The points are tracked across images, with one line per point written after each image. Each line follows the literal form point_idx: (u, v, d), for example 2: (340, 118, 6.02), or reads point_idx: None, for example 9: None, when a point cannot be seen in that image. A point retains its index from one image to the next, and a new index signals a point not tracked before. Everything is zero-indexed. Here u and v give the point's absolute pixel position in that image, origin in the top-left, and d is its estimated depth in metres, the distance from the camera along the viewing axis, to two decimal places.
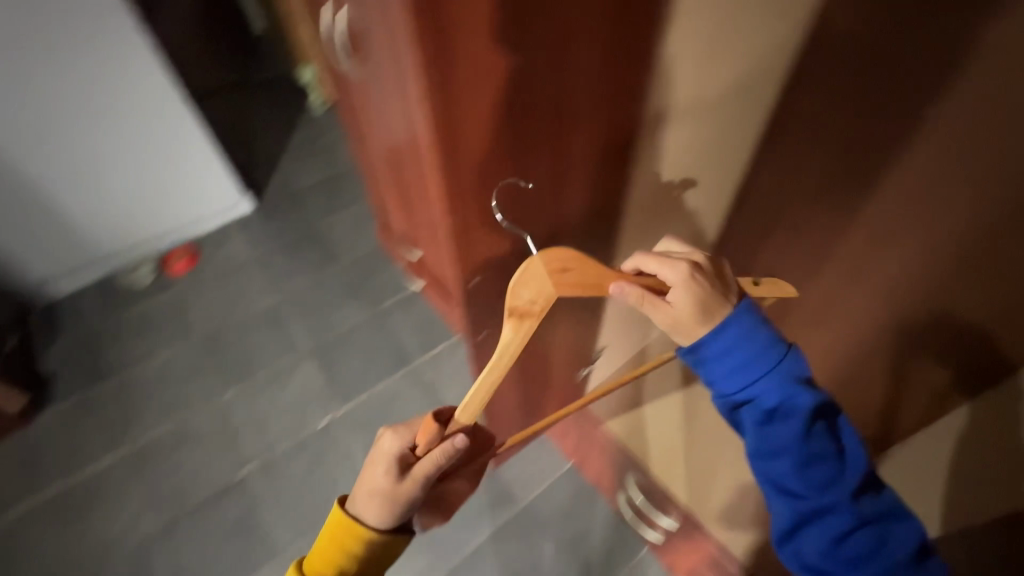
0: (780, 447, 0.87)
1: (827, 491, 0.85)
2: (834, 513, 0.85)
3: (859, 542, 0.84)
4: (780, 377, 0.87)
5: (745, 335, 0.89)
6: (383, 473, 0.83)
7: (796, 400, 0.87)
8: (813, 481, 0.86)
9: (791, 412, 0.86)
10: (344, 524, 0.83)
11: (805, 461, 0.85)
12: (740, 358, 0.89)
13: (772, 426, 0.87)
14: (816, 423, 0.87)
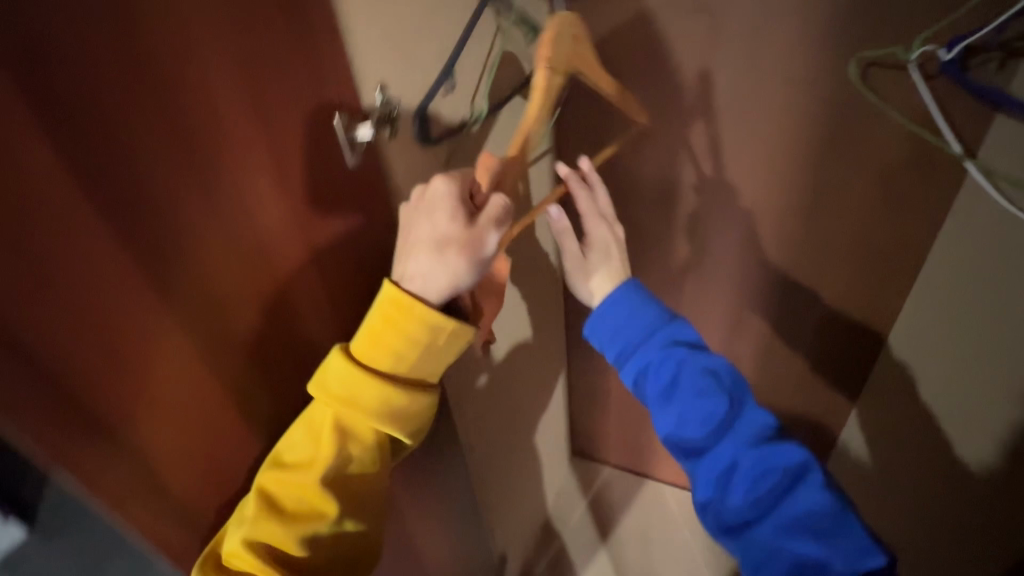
0: (659, 395, 0.68)
1: (735, 465, 0.62)
2: (749, 491, 0.61)
3: (763, 487, 0.61)
4: (646, 327, 0.70)
5: (631, 309, 0.71)
6: (447, 220, 0.55)
7: (670, 348, 0.68)
8: (714, 451, 0.64)
9: (666, 354, 0.68)
10: (400, 302, 0.56)
11: (707, 428, 0.64)
12: (619, 322, 0.71)
13: (655, 384, 0.68)
14: (693, 358, 0.68)
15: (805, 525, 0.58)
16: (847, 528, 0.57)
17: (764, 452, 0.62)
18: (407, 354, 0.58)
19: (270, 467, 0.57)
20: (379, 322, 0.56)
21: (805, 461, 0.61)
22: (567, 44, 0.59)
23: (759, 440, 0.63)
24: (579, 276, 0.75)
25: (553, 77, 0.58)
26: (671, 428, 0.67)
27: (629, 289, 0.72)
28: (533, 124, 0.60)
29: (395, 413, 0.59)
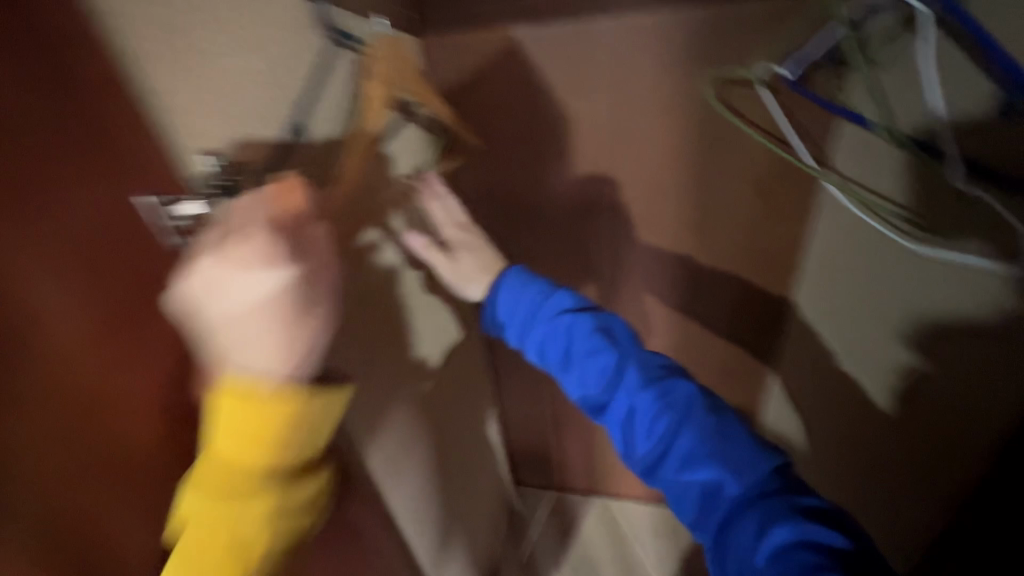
0: (559, 356, 0.63)
1: (634, 413, 0.58)
2: (652, 434, 0.56)
3: (654, 428, 0.56)
4: (535, 301, 0.65)
5: (520, 286, 0.67)
6: (261, 293, 0.44)
7: (559, 315, 0.64)
8: (617, 407, 0.59)
9: (556, 315, 0.64)
10: (237, 388, 0.44)
11: (606, 380, 0.60)
12: (511, 294, 0.67)
13: (559, 354, 0.64)
14: (583, 317, 0.63)
15: (701, 458, 0.52)
16: (739, 449, 0.52)
17: (659, 392, 0.57)
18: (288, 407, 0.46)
19: (188, 489, 0.44)
20: (225, 414, 0.44)
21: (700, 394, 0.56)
22: (389, 62, 0.63)
23: (655, 378, 0.58)
24: (461, 284, 0.71)
25: (380, 90, 0.62)
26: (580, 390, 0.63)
27: (516, 279, 0.67)
28: (371, 125, 0.62)
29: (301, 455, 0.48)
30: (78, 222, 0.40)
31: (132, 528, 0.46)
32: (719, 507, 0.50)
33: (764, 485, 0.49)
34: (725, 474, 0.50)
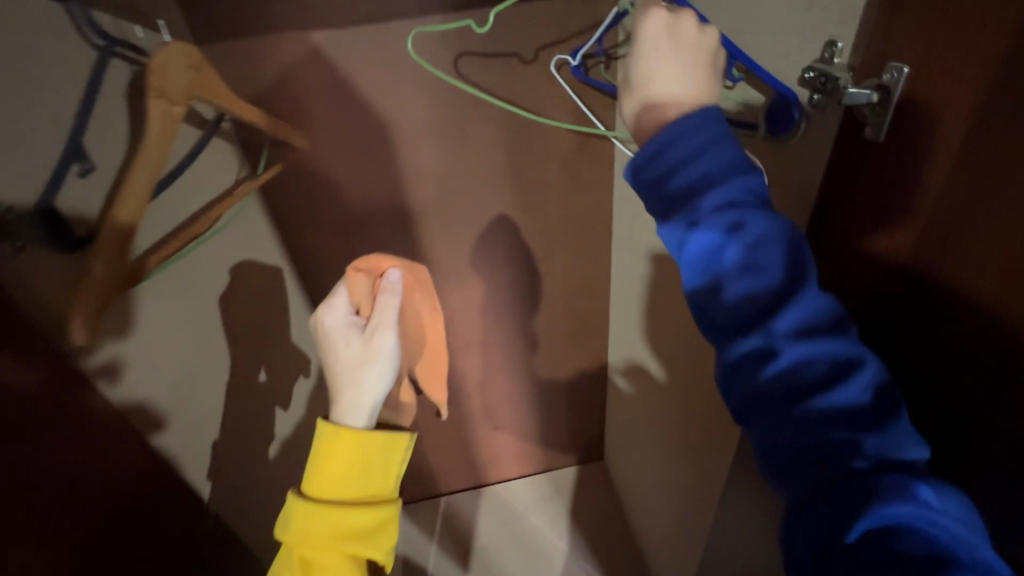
0: (716, 249, 0.46)
1: (730, 238, 0.45)
2: (747, 291, 0.45)
3: (810, 377, 0.43)
4: (704, 146, 0.47)
5: (703, 144, 0.47)
6: (355, 334, 0.64)
7: (733, 195, 0.45)
8: (725, 250, 0.45)
9: (726, 200, 0.45)
10: (345, 430, 0.58)
11: (700, 214, 0.46)
12: (680, 144, 0.47)
13: (675, 204, 0.48)
14: (763, 218, 0.45)
15: (797, 335, 0.44)
16: (825, 330, 0.44)
17: (762, 229, 0.44)
18: (374, 453, 0.59)
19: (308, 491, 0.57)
20: (326, 455, 0.58)
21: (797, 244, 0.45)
22: (180, 72, 0.68)
23: (781, 236, 0.45)
24: (367, 359, 0.62)
25: (173, 106, 0.68)
26: (678, 225, 0.47)
27: (714, 117, 0.48)
28: (155, 141, 0.67)
29: (384, 497, 0.60)
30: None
31: None
32: (801, 410, 0.43)
33: (868, 416, 0.42)
34: (821, 373, 0.43)
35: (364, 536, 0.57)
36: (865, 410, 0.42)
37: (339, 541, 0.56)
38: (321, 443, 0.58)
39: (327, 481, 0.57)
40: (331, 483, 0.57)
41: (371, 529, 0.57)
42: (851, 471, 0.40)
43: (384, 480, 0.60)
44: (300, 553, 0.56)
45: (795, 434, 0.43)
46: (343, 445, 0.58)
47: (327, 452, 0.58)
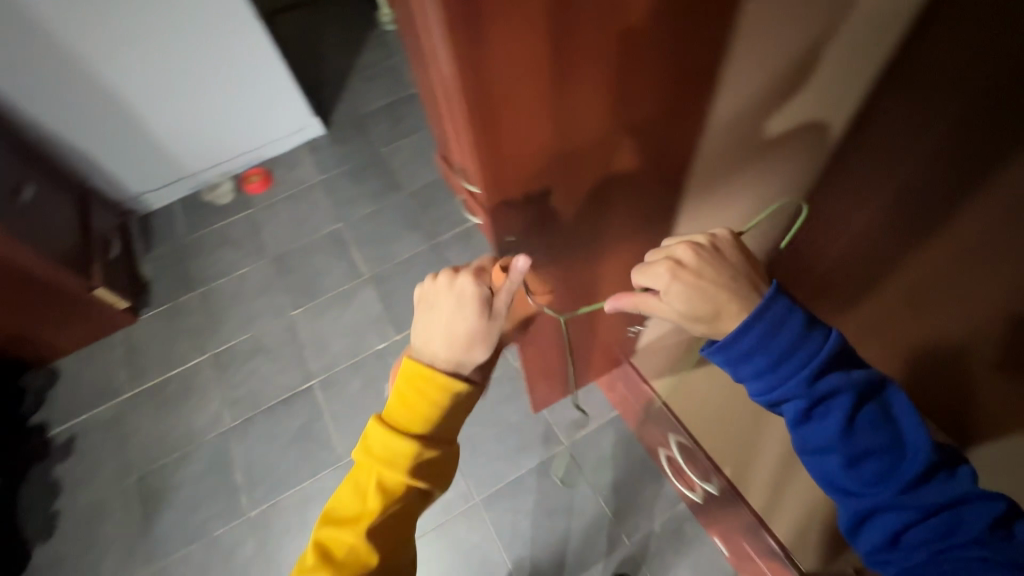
0: (825, 441, 0.56)
1: (789, 404, 0.58)
2: (835, 431, 0.55)
3: (914, 533, 0.51)
4: (784, 342, 0.57)
5: (768, 332, 0.57)
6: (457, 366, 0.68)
7: (816, 384, 0.56)
8: (798, 401, 0.57)
9: (813, 400, 0.56)
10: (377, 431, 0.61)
11: (785, 381, 0.57)
12: (743, 344, 0.57)
13: (778, 395, 0.58)
14: (847, 397, 0.55)
15: (854, 431, 0.55)
16: (861, 395, 0.56)
17: (832, 386, 0.56)
18: (430, 427, 0.62)
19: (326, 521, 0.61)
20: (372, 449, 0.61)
21: (841, 352, 0.58)
22: None
23: (871, 412, 0.55)
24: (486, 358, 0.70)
25: None
26: (768, 393, 0.59)
27: (783, 304, 0.57)
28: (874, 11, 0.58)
29: (427, 467, 0.61)
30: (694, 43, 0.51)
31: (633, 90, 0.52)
32: (887, 485, 0.54)
33: (921, 444, 0.54)
34: (884, 461, 0.54)
35: (387, 521, 0.60)
36: (919, 436, 0.55)
37: (360, 533, 0.58)
38: (386, 413, 0.62)
39: (376, 456, 0.60)
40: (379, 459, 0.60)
41: (393, 517, 0.60)
42: (931, 500, 0.51)
43: (440, 450, 0.62)
44: (355, 512, 0.59)
45: (895, 514, 0.53)
46: (411, 406, 0.61)
47: (396, 411, 0.62)
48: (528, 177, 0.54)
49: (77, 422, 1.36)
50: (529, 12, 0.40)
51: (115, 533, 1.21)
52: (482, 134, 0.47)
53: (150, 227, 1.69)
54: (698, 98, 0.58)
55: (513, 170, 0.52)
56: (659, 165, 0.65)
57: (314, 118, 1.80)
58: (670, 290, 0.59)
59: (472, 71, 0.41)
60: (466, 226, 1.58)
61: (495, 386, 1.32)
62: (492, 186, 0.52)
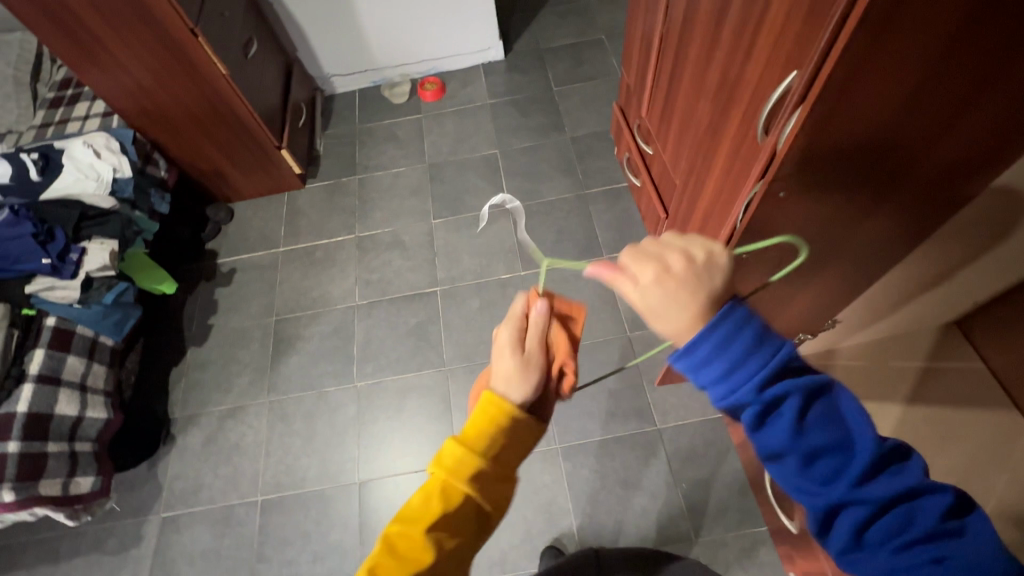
0: (777, 448, 0.49)
1: (744, 414, 0.50)
2: (787, 435, 0.48)
3: (873, 527, 0.47)
4: (735, 349, 0.49)
5: (722, 338, 0.49)
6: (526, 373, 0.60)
7: (764, 394, 0.49)
8: (750, 410, 0.49)
9: (760, 407, 0.49)
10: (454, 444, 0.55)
11: (738, 390, 0.49)
12: (697, 353, 0.50)
13: (731, 406, 0.51)
14: (795, 401, 0.49)
15: (805, 432, 0.49)
16: (810, 396, 0.49)
17: (782, 392, 0.49)
18: (506, 450, 0.55)
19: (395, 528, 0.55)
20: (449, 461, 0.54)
21: (795, 352, 0.50)
22: None
23: (820, 414, 0.49)
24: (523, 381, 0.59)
25: None
26: (725, 401, 0.51)
27: (734, 314, 0.49)
28: None
29: (493, 497, 0.55)
30: (993, 119, 0.57)
31: (916, 143, 0.58)
32: (839, 487, 0.48)
33: (867, 437, 0.48)
34: (838, 461, 0.48)
35: (445, 549, 0.53)
36: (866, 430, 0.48)
37: (419, 556, 0.52)
38: (462, 434, 0.56)
39: (446, 476, 0.54)
40: (450, 478, 0.54)
41: (453, 544, 0.53)
42: (882, 493, 0.47)
43: (508, 479, 0.56)
44: (418, 534, 0.53)
45: (853, 512, 0.48)
46: (492, 427, 0.55)
47: (474, 428, 0.56)
48: (835, 147, 0.57)
49: (240, 259, 1.56)
50: (886, 55, 0.47)
51: (250, 359, 1.39)
52: (840, 90, 0.50)
53: (330, 109, 1.84)
54: (963, 163, 0.63)
55: (832, 134, 0.55)
56: (892, 215, 0.69)
57: (499, 41, 1.81)
58: (644, 285, 0.51)
59: (877, 34, 0.45)
60: (617, 187, 1.55)
61: (604, 349, 1.31)
62: (805, 142, 0.55)
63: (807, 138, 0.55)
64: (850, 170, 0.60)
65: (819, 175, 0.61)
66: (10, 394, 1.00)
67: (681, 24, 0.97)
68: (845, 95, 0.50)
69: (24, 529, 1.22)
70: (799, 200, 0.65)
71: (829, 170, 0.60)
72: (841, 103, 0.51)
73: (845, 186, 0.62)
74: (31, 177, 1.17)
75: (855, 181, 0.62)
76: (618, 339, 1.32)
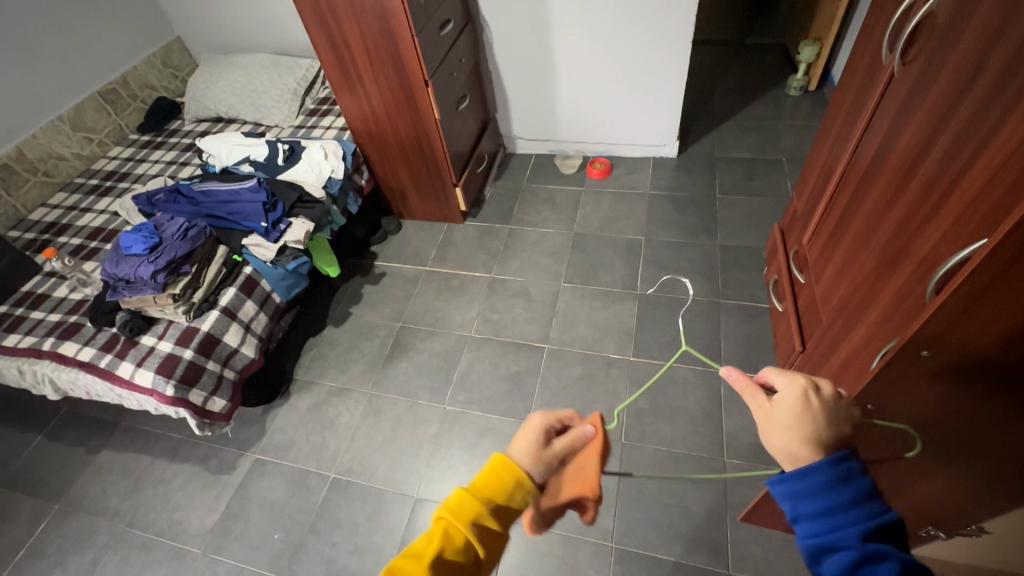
0: None
1: (836, 556, 0.52)
2: None
3: None
4: (841, 492, 0.53)
5: (832, 477, 0.54)
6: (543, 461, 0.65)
7: (862, 544, 0.51)
8: (845, 553, 0.51)
9: (857, 554, 0.50)
10: (456, 495, 0.57)
11: (836, 529, 0.53)
12: (806, 483, 0.54)
13: (822, 545, 0.53)
14: (895, 564, 0.50)
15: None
16: (910, 572, 0.50)
17: (882, 551, 0.51)
18: (506, 506, 0.58)
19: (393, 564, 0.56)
20: (453, 507, 0.57)
21: (894, 522, 0.53)
22: None
23: None
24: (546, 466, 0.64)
25: None
26: (819, 538, 0.53)
27: (851, 463, 0.55)
28: None
29: (487, 545, 0.57)
30: None
31: None
32: None
33: None
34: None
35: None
36: None
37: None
38: (470, 486, 0.58)
39: (450, 519, 0.56)
40: (452, 520, 0.56)
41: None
42: None
43: (503, 534, 0.59)
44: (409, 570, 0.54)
45: None
46: (496, 484, 0.58)
47: (481, 481, 0.58)
48: (1001, 326, 0.50)
49: (391, 266, 1.79)
50: None
51: (369, 352, 1.57)
52: (1008, 262, 0.46)
53: (506, 164, 2.07)
54: None
55: (997, 307, 0.49)
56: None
57: (676, 141, 1.90)
58: (779, 400, 0.58)
59: None
60: (755, 305, 1.48)
61: (692, 465, 1.22)
62: (956, 308, 0.51)
63: (959, 304, 0.50)
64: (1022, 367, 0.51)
65: (980, 355, 0.53)
66: (202, 313, 1.27)
67: (869, 163, 0.94)
68: (1006, 272, 0.46)
69: (162, 424, 1.49)
70: (941, 378, 0.57)
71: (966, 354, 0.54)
72: (1011, 276, 0.47)
73: (1014, 382, 0.53)
74: (277, 161, 1.52)
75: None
76: (711, 460, 1.22)
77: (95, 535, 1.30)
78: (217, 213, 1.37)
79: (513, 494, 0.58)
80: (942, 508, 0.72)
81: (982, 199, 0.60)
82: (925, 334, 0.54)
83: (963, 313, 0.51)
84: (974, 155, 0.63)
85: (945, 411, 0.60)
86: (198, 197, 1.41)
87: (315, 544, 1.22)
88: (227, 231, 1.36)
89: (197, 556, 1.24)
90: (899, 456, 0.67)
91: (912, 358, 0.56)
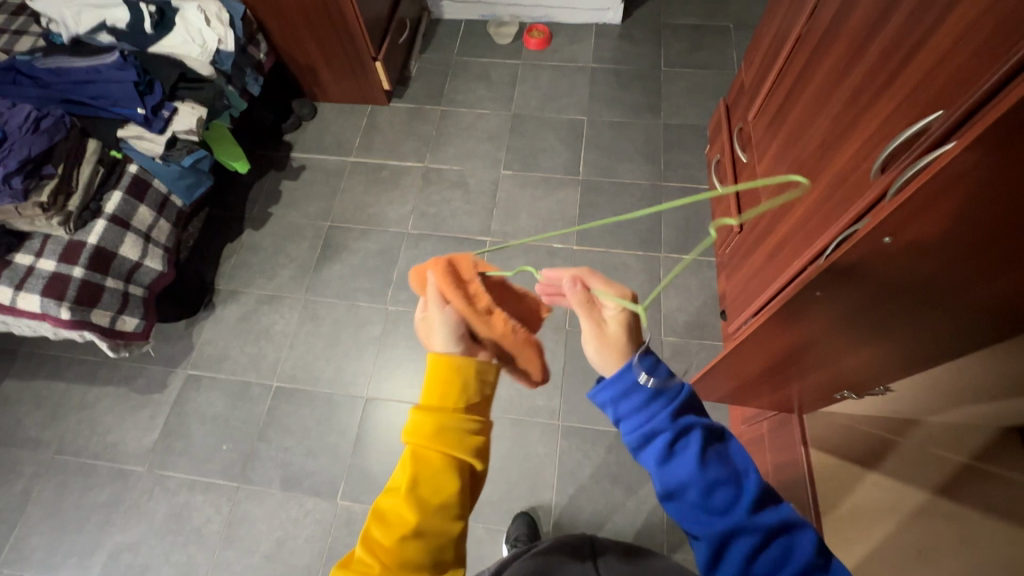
0: (682, 479, 0.54)
1: (655, 444, 0.55)
2: (692, 465, 0.54)
3: (760, 555, 0.51)
4: (649, 387, 0.57)
5: (636, 379, 0.57)
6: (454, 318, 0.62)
7: (672, 425, 0.55)
8: (662, 438, 0.55)
9: (672, 432, 0.55)
10: (414, 414, 0.56)
11: (652, 419, 0.56)
12: (617, 385, 0.57)
13: (643, 436, 0.56)
14: (699, 433, 0.55)
15: (706, 466, 0.54)
16: (710, 435, 0.56)
17: (688, 425, 0.56)
18: (467, 401, 0.57)
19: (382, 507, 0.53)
20: (424, 425, 0.55)
21: (688, 396, 0.58)
22: None
23: (717, 452, 0.55)
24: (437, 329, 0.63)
25: None
26: (641, 430, 0.56)
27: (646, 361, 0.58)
28: None
29: (467, 448, 0.56)
30: None
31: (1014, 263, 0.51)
32: (730, 518, 0.52)
33: (751, 476, 0.55)
34: (732, 492, 0.53)
35: (432, 509, 0.52)
36: (752, 472, 0.55)
37: (407, 520, 0.51)
38: (423, 403, 0.57)
39: (417, 443, 0.54)
40: (421, 443, 0.55)
41: (438, 504, 0.52)
42: (771, 522, 0.52)
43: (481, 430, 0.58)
44: (400, 498, 0.52)
45: (745, 540, 0.52)
46: (446, 386, 0.57)
47: (431, 391, 0.57)
48: (954, 220, 0.50)
49: (311, 159, 1.60)
50: None
51: (297, 255, 1.45)
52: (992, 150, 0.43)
53: (433, 33, 1.81)
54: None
55: (957, 200, 0.48)
56: (959, 322, 0.63)
57: (621, 6, 1.71)
58: (609, 315, 0.61)
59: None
60: (696, 187, 1.48)
61: None
62: (924, 197, 0.49)
63: (928, 193, 0.48)
64: (960, 256, 0.52)
65: (929, 246, 0.53)
66: (86, 225, 1.08)
67: (826, 27, 0.87)
68: (973, 160, 0.44)
69: (70, 347, 1.35)
70: (890, 267, 0.58)
71: (917, 243, 0.54)
72: (982, 166, 0.44)
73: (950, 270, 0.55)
74: (144, 29, 1.21)
75: (956, 271, 0.54)
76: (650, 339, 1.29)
77: (21, 466, 1.22)
78: (76, 97, 1.12)
79: (461, 380, 0.57)
80: (861, 374, 0.79)
81: (947, 66, 0.56)
82: (890, 218, 0.53)
83: (923, 203, 0.50)
84: (937, 23, 0.59)
85: (884, 297, 0.62)
86: (45, 76, 1.13)
87: (267, 451, 1.22)
88: (95, 120, 1.12)
89: (142, 474, 1.21)
90: (832, 332, 0.72)
91: (877, 244, 0.56)
